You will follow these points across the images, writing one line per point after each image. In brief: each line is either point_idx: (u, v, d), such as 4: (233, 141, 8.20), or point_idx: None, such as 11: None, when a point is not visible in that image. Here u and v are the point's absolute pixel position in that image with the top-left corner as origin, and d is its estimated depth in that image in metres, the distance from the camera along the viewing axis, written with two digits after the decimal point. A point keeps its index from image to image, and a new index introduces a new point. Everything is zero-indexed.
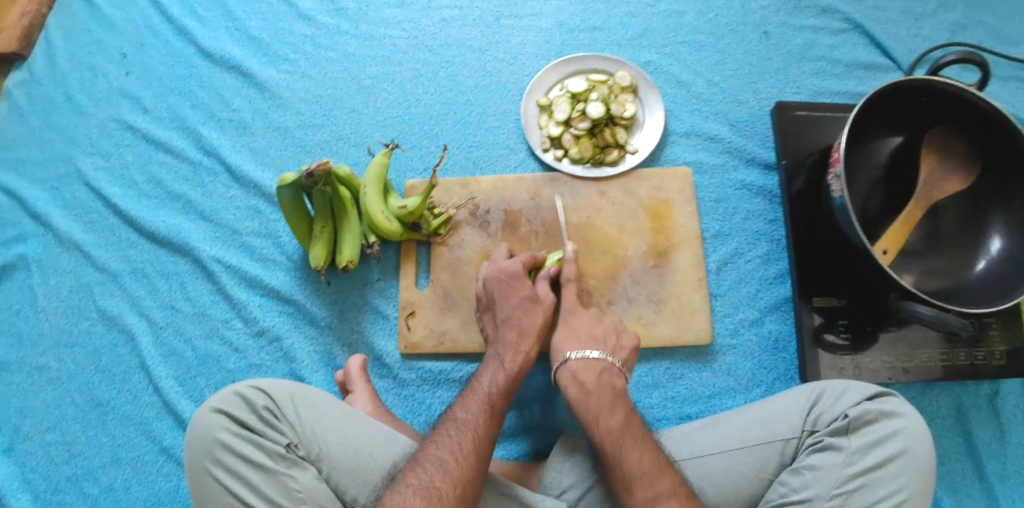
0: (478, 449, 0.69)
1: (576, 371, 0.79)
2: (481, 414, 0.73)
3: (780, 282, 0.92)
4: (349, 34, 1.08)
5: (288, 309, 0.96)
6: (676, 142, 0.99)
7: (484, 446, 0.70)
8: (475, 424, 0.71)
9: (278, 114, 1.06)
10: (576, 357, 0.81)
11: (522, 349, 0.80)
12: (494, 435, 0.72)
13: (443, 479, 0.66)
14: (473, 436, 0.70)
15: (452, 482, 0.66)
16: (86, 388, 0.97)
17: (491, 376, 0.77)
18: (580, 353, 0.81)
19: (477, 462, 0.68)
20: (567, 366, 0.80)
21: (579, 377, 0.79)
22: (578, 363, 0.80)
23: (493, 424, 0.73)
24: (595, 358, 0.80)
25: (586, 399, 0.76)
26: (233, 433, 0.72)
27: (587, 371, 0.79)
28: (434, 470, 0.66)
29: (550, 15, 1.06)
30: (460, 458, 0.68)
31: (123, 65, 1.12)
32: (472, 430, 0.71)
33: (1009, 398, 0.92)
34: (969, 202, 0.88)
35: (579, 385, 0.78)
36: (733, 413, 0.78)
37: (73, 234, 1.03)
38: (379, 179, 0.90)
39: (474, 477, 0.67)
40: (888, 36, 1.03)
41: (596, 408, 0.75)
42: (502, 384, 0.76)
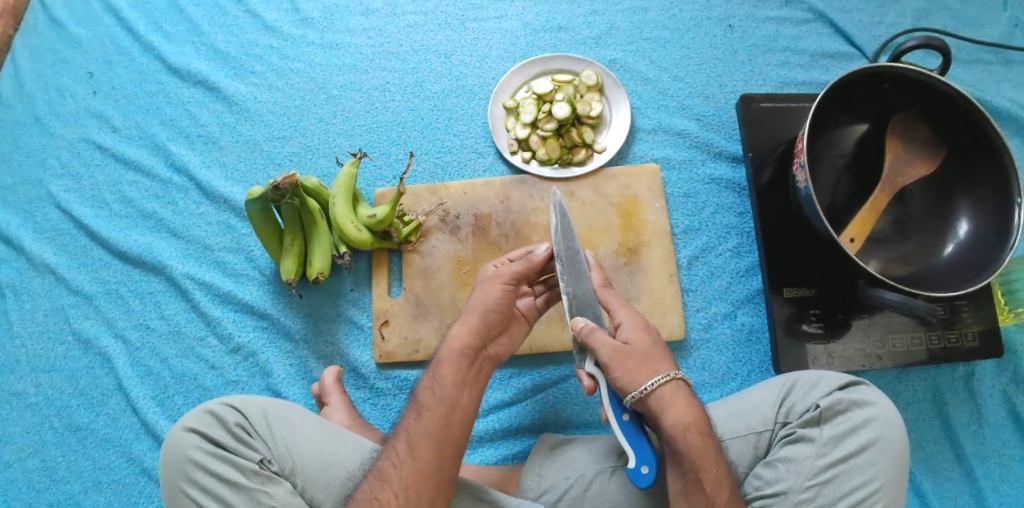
0: (420, 453, 0.67)
1: (682, 395, 0.70)
2: (418, 416, 0.70)
3: (751, 275, 0.93)
4: (315, 43, 1.08)
5: (262, 324, 0.96)
6: (644, 139, 0.99)
7: (424, 449, 0.67)
8: (422, 428, 0.69)
9: (247, 127, 1.05)
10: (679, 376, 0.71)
11: (466, 327, 0.75)
12: (438, 435, 0.68)
13: (382, 489, 0.65)
14: (419, 441, 0.68)
15: (393, 490, 0.65)
16: (65, 412, 0.97)
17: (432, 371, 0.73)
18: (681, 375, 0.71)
19: (420, 467, 0.66)
20: (667, 387, 0.69)
21: (684, 402, 0.70)
22: (679, 385, 0.71)
23: (441, 422, 0.69)
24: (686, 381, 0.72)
25: (701, 431, 0.69)
26: (206, 451, 0.71)
27: (689, 399, 0.71)
28: (375, 480, 0.66)
29: (515, 16, 1.06)
30: (400, 466, 0.67)
31: (91, 84, 1.11)
32: (409, 434, 0.69)
33: (986, 379, 0.92)
34: (936, 186, 0.89)
35: (685, 410, 0.69)
36: (721, 404, 0.77)
37: (45, 257, 1.03)
38: (348, 188, 0.90)
39: (420, 484, 0.66)
40: (851, 24, 1.04)
41: (709, 445, 0.69)
42: (445, 378, 0.72)
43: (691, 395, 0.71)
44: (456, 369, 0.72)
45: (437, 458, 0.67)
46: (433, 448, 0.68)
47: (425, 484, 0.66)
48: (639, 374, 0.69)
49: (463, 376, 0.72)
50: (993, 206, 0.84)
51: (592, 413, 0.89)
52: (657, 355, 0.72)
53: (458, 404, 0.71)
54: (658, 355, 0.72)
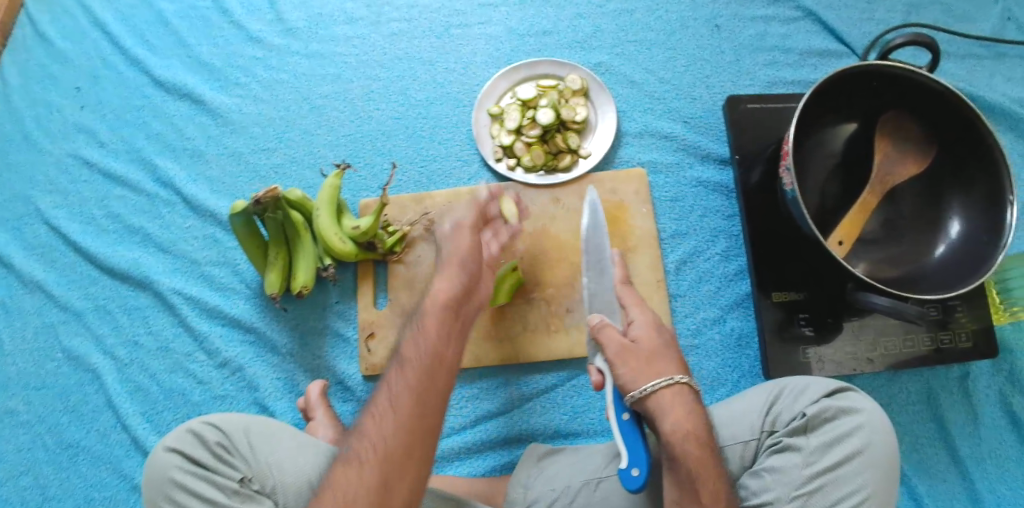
0: (400, 408, 0.62)
1: (688, 401, 0.69)
2: (400, 370, 0.65)
3: (740, 279, 0.92)
4: (299, 53, 1.07)
5: (250, 338, 0.96)
6: (630, 143, 0.98)
7: (405, 404, 0.62)
8: (402, 385, 0.64)
9: (233, 140, 1.05)
10: (687, 382, 0.69)
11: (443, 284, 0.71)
12: (421, 387, 0.63)
13: (362, 444, 0.62)
14: (402, 396, 0.63)
15: (372, 444, 0.61)
16: (56, 429, 0.97)
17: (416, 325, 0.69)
18: (689, 381, 0.70)
19: (402, 420, 0.62)
20: (674, 390, 0.68)
21: (689, 408, 0.69)
22: (686, 390, 0.69)
23: (424, 379, 0.64)
24: (696, 388, 0.71)
25: (702, 438, 0.67)
26: (186, 470, 0.70)
27: (694, 406, 0.69)
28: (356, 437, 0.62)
29: (500, 22, 1.05)
30: (380, 420, 0.62)
31: (77, 99, 1.11)
32: (392, 386, 0.64)
33: (981, 379, 0.90)
34: (927, 185, 0.87)
35: (690, 415, 0.68)
36: (720, 409, 0.77)
37: (34, 274, 1.03)
38: (333, 200, 0.89)
39: (401, 437, 0.61)
40: (840, 21, 1.02)
41: (710, 452, 0.67)
42: (428, 331, 0.67)
43: (698, 400, 0.70)
44: (440, 323, 0.68)
45: (419, 409, 0.62)
46: (414, 402, 0.63)
47: (406, 437, 0.61)
48: (642, 372, 0.69)
49: (447, 331, 0.67)
50: (985, 203, 0.82)
51: (580, 422, 0.89)
52: (666, 357, 0.71)
53: (443, 357, 0.65)
54: (666, 358, 0.71)
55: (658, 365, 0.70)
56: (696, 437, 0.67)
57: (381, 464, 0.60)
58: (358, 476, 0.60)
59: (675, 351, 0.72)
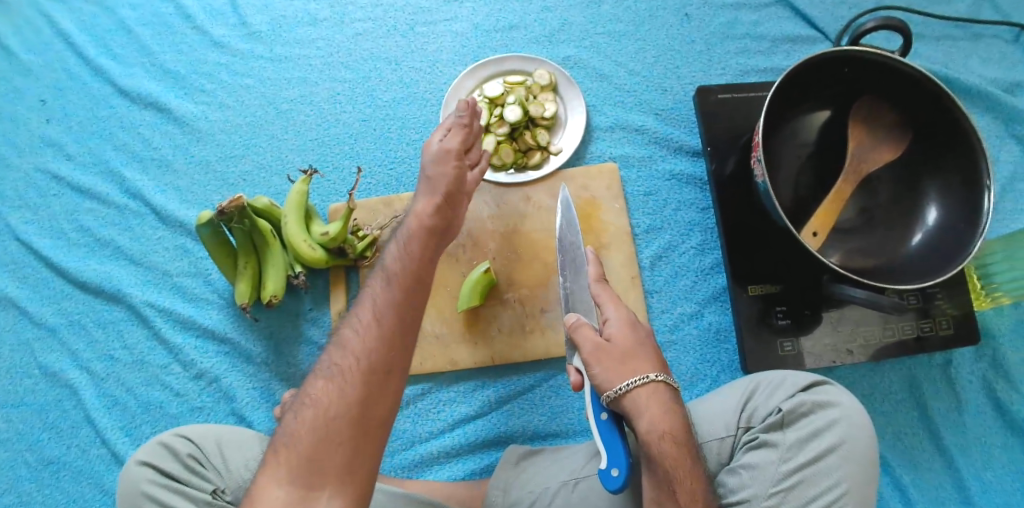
0: (381, 320, 0.60)
1: (670, 400, 0.66)
2: (380, 283, 0.63)
3: (716, 273, 0.90)
4: (264, 58, 1.06)
5: (224, 348, 0.95)
6: (602, 138, 0.96)
7: (387, 315, 0.60)
8: (382, 300, 0.61)
9: (200, 148, 1.04)
10: (668, 381, 0.67)
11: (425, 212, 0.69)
12: (402, 300, 0.61)
13: (342, 356, 0.59)
14: (386, 309, 0.60)
15: (354, 356, 0.58)
16: (34, 446, 0.96)
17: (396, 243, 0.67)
18: (670, 379, 0.68)
19: (383, 330, 0.59)
20: (654, 389, 0.66)
21: (671, 407, 0.66)
22: (669, 388, 0.67)
23: (406, 296, 0.61)
24: (676, 386, 0.68)
25: (681, 436, 0.65)
26: (157, 483, 0.70)
27: (676, 405, 0.67)
28: (336, 350, 0.60)
29: (465, 18, 1.03)
30: (360, 334, 0.60)
31: (43, 112, 1.09)
32: (372, 299, 0.62)
33: (964, 365, 0.89)
34: (904, 172, 0.85)
35: (671, 414, 0.66)
36: (700, 405, 0.75)
37: (7, 291, 1.02)
38: (300, 206, 0.88)
39: (383, 347, 0.58)
40: (811, 6, 1.00)
41: (689, 451, 0.66)
42: (413, 250, 0.65)
43: (678, 399, 0.68)
44: (423, 245, 0.66)
45: (401, 322, 0.60)
46: (395, 316, 0.60)
47: (388, 348, 0.59)
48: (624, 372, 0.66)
49: (429, 253, 0.66)
50: (962, 189, 0.80)
51: (559, 423, 0.88)
52: (644, 354, 0.68)
53: (425, 275, 0.64)
54: (645, 358, 0.68)
55: (635, 363, 0.67)
56: (676, 437, 0.65)
57: (361, 375, 0.57)
58: (338, 387, 0.57)
59: (653, 349, 0.70)
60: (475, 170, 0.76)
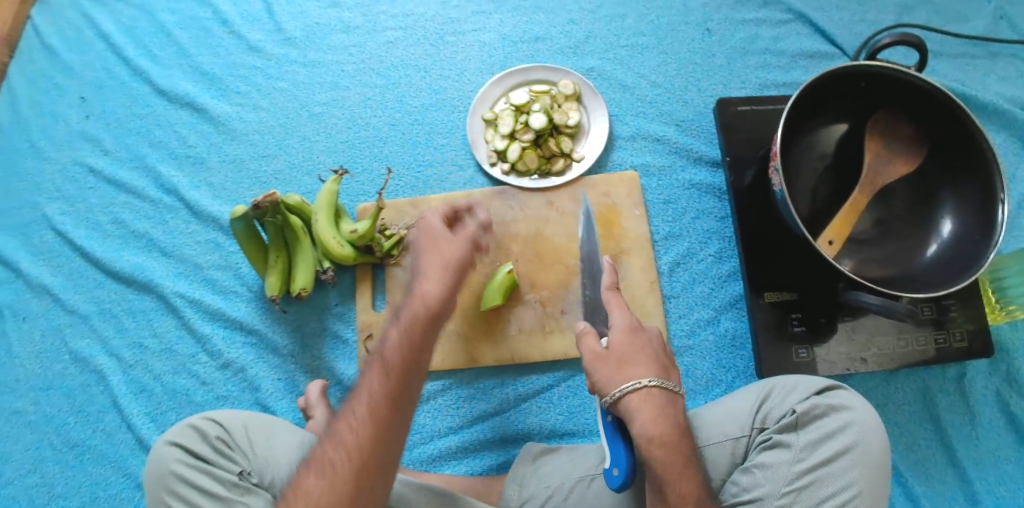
0: (376, 414, 0.61)
1: (661, 404, 0.67)
2: (375, 375, 0.64)
3: (733, 280, 0.92)
4: (297, 63, 1.10)
5: (251, 339, 0.98)
6: (623, 147, 0.99)
7: (382, 410, 0.62)
8: (373, 403, 0.62)
9: (233, 147, 1.08)
10: (663, 385, 0.67)
11: (423, 291, 0.68)
12: (397, 392, 0.63)
13: (335, 449, 0.61)
14: (377, 407, 0.62)
15: (346, 452, 0.60)
16: (63, 429, 1.00)
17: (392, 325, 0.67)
18: (667, 383, 0.68)
19: (377, 425, 0.61)
20: (646, 393, 0.67)
21: (665, 410, 0.67)
22: (664, 392, 0.67)
23: (395, 396, 0.63)
24: (676, 390, 0.69)
25: (673, 440, 0.65)
26: (186, 463, 0.72)
27: (672, 408, 0.67)
28: (330, 445, 0.61)
29: (493, 29, 1.07)
30: (355, 427, 0.61)
31: (83, 109, 1.14)
32: (366, 392, 0.63)
33: (978, 379, 0.90)
34: (919, 185, 0.87)
35: (664, 418, 0.66)
36: (699, 412, 0.77)
37: (42, 279, 1.06)
38: (330, 205, 0.92)
39: (376, 445, 0.60)
40: (831, 23, 1.03)
41: (682, 455, 0.65)
42: (406, 340, 0.65)
43: (678, 402, 0.68)
44: (415, 336, 0.66)
45: (394, 417, 0.62)
46: (389, 411, 0.62)
47: (379, 447, 0.60)
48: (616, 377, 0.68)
49: (420, 343, 0.66)
50: (977, 202, 0.82)
51: (575, 422, 0.90)
52: (643, 360, 0.69)
53: (416, 370, 0.65)
54: (645, 362, 0.70)
55: (630, 368, 0.69)
56: (669, 439, 0.65)
57: (354, 474, 0.59)
58: (330, 486, 0.59)
59: (660, 355, 0.71)
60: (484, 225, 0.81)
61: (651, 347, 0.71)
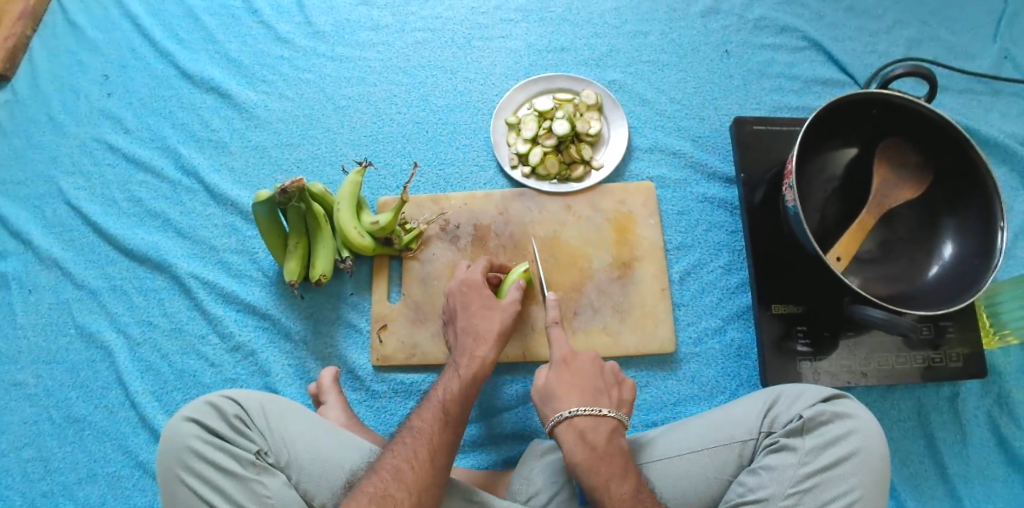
0: (434, 458, 0.71)
1: (582, 431, 0.74)
2: (435, 422, 0.75)
3: (741, 292, 0.95)
4: (325, 56, 1.12)
5: (263, 324, 0.99)
6: (640, 157, 1.02)
7: (440, 454, 0.72)
8: (434, 424, 0.75)
9: (256, 134, 1.09)
10: (582, 413, 0.75)
11: (477, 354, 0.82)
12: (452, 442, 0.74)
13: (402, 457, 0.71)
14: (438, 428, 0.75)
15: (411, 461, 0.71)
16: (64, 404, 0.99)
17: (446, 383, 0.80)
18: (588, 409, 0.75)
19: (437, 442, 0.73)
20: (570, 421, 0.75)
21: (587, 436, 0.74)
22: (585, 421, 0.75)
23: (452, 422, 0.76)
24: (603, 414, 0.76)
25: (597, 461, 0.72)
26: (204, 440, 0.72)
27: (597, 432, 0.75)
28: (391, 477, 0.69)
29: (520, 36, 1.10)
30: (415, 465, 0.70)
31: (105, 86, 1.15)
32: (427, 436, 0.73)
33: (970, 399, 0.94)
34: (922, 210, 0.92)
35: (587, 443, 0.74)
36: (679, 424, 0.80)
37: (51, 251, 1.05)
38: (353, 196, 0.92)
39: (430, 488, 0.70)
40: (844, 53, 1.08)
41: (609, 474, 0.71)
42: (462, 377, 0.80)
43: (606, 426, 0.75)
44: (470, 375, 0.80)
45: (450, 438, 0.74)
46: (446, 432, 0.75)
47: (438, 460, 0.72)
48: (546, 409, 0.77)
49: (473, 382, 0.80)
50: (977, 228, 0.86)
51: None
52: (572, 391, 0.78)
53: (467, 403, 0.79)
54: (574, 392, 0.78)
55: (562, 400, 0.77)
56: (595, 462, 0.72)
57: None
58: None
59: (594, 384, 0.79)
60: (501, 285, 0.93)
61: (588, 376, 0.79)
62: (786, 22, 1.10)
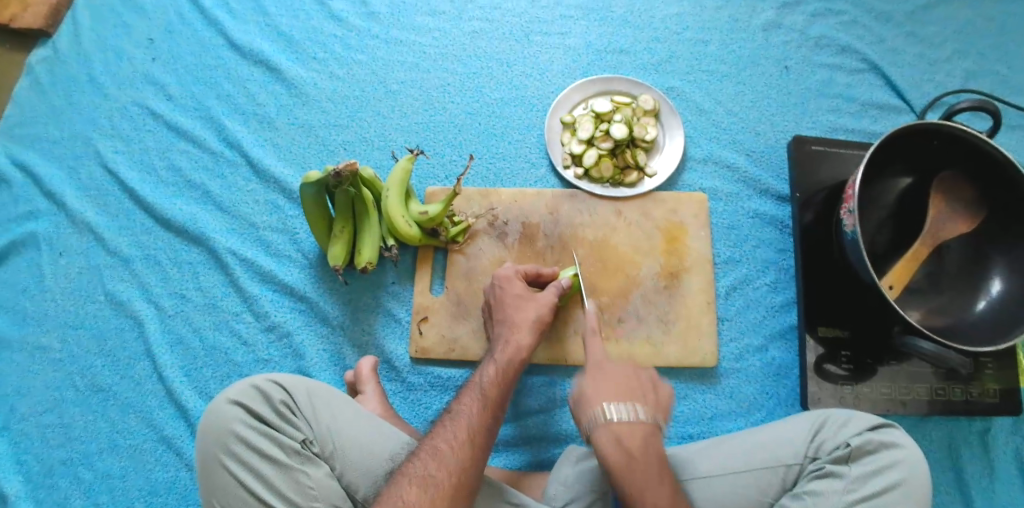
0: (474, 441, 0.70)
1: (598, 361, 0.76)
2: (474, 405, 0.74)
3: (786, 311, 0.95)
4: (379, 38, 1.10)
5: (300, 306, 0.97)
6: (693, 168, 1.02)
7: (479, 436, 0.71)
8: (472, 409, 0.73)
9: (303, 112, 1.07)
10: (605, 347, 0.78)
11: (513, 340, 0.80)
12: (491, 425, 0.72)
13: (440, 439, 0.70)
14: (477, 411, 0.73)
15: (449, 441, 0.70)
16: (89, 371, 0.97)
17: (485, 367, 0.78)
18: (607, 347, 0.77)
19: (477, 425, 0.71)
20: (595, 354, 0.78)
21: (602, 366, 0.76)
22: (607, 352, 0.78)
23: (490, 407, 0.73)
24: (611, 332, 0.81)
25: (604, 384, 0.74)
26: (248, 425, 0.71)
27: (617, 361, 0.77)
28: (430, 459, 0.68)
29: (579, 35, 1.09)
30: (455, 447, 0.69)
31: (149, 50, 1.12)
32: (467, 417, 0.72)
33: (1001, 437, 0.94)
34: (972, 245, 0.91)
35: (601, 371, 0.75)
36: (720, 442, 0.80)
37: (85, 215, 1.03)
38: (402, 183, 0.91)
39: (470, 468, 0.68)
40: (903, 79, 1.07)
41: (612, 395, 0.73)
42: (500, 362, 0.78)
43: (623, 362, 0.77)
44: (507, 360, 0.78)
45: (490, 423, 0.72)
46: (486, 416, 0.73)
47: (477, 444, 0.70)
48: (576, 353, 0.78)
49: (512, 370, 0.78)
50: None
51: None
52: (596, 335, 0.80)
53: (507, 389, 0.76)
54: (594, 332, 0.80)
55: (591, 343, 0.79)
56: (602, 383, 0.74)
57: (451, 493, 0.66)
58: (430, 498, 0.65)
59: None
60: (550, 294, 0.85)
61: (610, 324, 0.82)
62: (848, 42, 1.08)
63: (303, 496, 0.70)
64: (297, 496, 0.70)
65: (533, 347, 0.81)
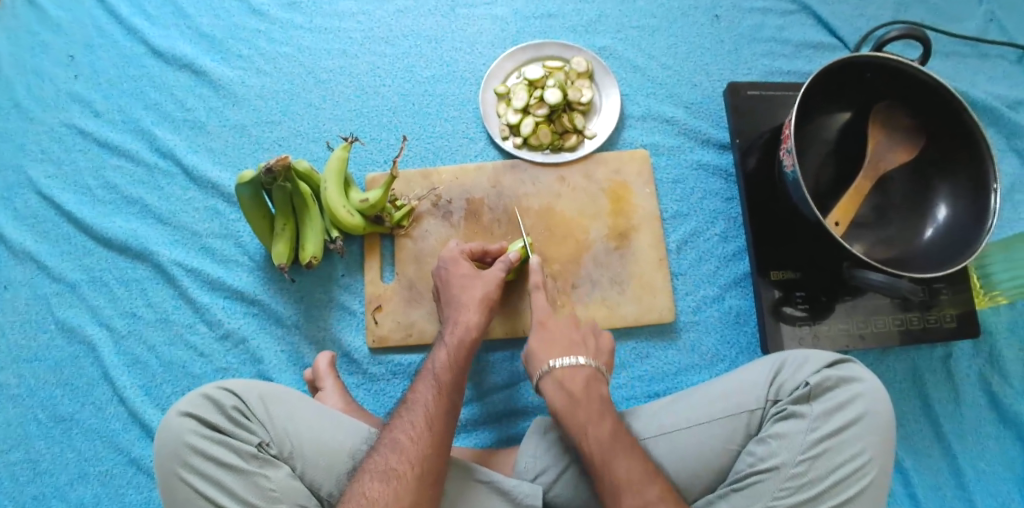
0: (432, 427, 0.69)
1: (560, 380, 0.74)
2: (430, 391, 0.73)
3: (739, 259, 0.95)
4: (303, 28, 1.07)
5: (253, 310, 0.95)
6: (633, 126, 1.01)
7: (438, 421, 0.70)
8: (428, 401, 0.72)
9: (234, 113, 1.04)
10: (561, 365, 0.75)
11: (462, 320, 0.80)
12: (448, 409, 0.71)
13: (398, 433, 0.69)
14: (431, 397, 0.72)
15: (407, 433, 0.69)
16: (48, 403, 0.94)
17: (436, 352, 0.77)
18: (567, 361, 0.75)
19: (433, 411, 0.71)
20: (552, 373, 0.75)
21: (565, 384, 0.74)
22: (563, 370, 0.75)
23: (446, 396, 0.72)
24: (580, 363, 0.75)
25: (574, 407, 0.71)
26: (201, 435, 0.70)
27: (574, 379, 0.74)
28: (391, 451, 0.67)
29: (505, 3, 1.07)
30: (414, 437, 0.68)
31: (71, 68, 1.09)
32: (423, 407, 0.71)
33: (962, 359, 0.95)
34: (915, 173, 0.91)
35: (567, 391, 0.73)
36: (682, 395, 0.80)
37: (25, 245, 1.00)
38: (339, 173, 0.88)
39: (432, 456, 0.67)
40: (834, 15, 1.07)
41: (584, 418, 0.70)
42: (446, 353, 0.77)
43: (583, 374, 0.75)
44: (458, 348, 0.77)
45: (446, 410, 0.71)
46: (440, 407, 0.71)
47: (437, 434, 0.69)
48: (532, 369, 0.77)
49: (462, 356, 0.77)
50: (970, 192, 0.86)
51: None
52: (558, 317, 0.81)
53: (460, 376, 0.75)
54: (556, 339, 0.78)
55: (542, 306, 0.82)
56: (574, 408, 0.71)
57: (415, 482, 0.65)
58: (395, 490, 0.64)
59: (602, 414, 0.71)
60: (500, 267, 0.84)
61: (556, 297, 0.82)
62: None
63: (265, 499, 0.68)
64: (259, 500, 0.68)
65: (481, 327, 0.80)
